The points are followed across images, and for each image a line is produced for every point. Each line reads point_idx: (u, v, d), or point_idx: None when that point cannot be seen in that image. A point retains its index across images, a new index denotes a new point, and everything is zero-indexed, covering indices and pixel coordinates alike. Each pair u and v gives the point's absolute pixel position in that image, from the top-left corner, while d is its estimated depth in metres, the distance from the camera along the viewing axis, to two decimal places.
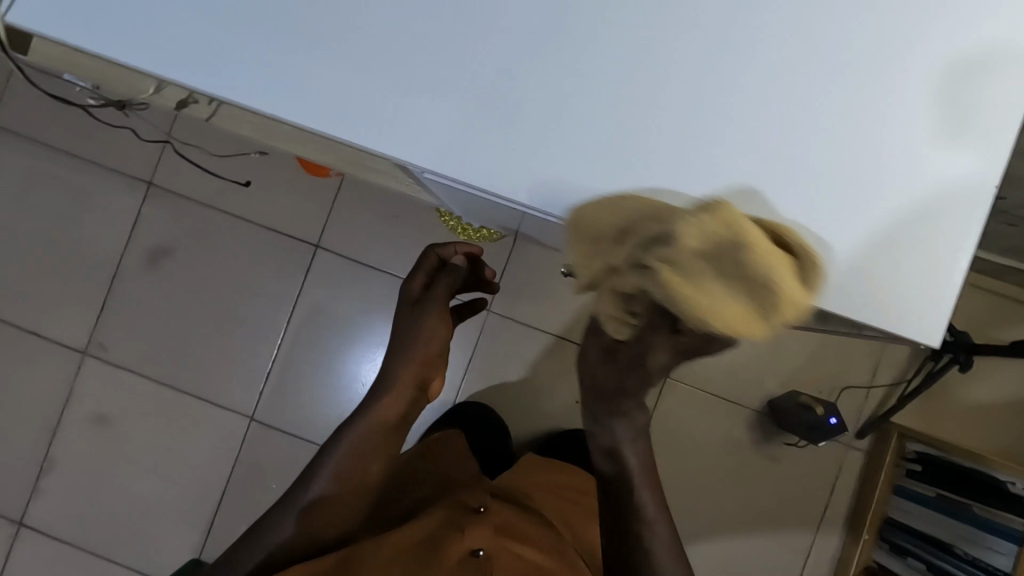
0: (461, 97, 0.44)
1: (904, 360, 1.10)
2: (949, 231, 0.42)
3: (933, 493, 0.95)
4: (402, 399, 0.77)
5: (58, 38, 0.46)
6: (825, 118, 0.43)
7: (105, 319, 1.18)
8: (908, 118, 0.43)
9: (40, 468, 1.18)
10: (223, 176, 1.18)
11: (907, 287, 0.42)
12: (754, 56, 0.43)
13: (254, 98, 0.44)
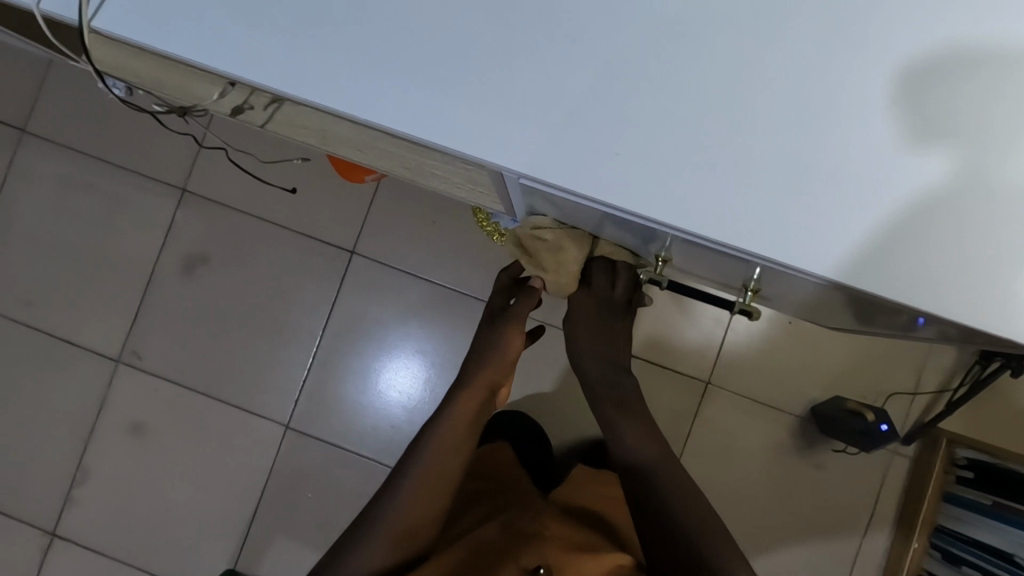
0: (499, 85, 0.40)
1: (949, 365, 1.08)
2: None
3: (990, 501, 0.93)
4: (478, 399, 0.84)
5: (130, 40, 0.44)
6: (892, 102, 0.37)
7: (139, 327, 1.17)
8: (992, 105, 0.37)
9: (72, 478, 1.17)
10: (272, 182, 1.17)
11: (996, 284, 0.37)
12: (812, 36, 0.38)
13: (330, 97, 0.41)
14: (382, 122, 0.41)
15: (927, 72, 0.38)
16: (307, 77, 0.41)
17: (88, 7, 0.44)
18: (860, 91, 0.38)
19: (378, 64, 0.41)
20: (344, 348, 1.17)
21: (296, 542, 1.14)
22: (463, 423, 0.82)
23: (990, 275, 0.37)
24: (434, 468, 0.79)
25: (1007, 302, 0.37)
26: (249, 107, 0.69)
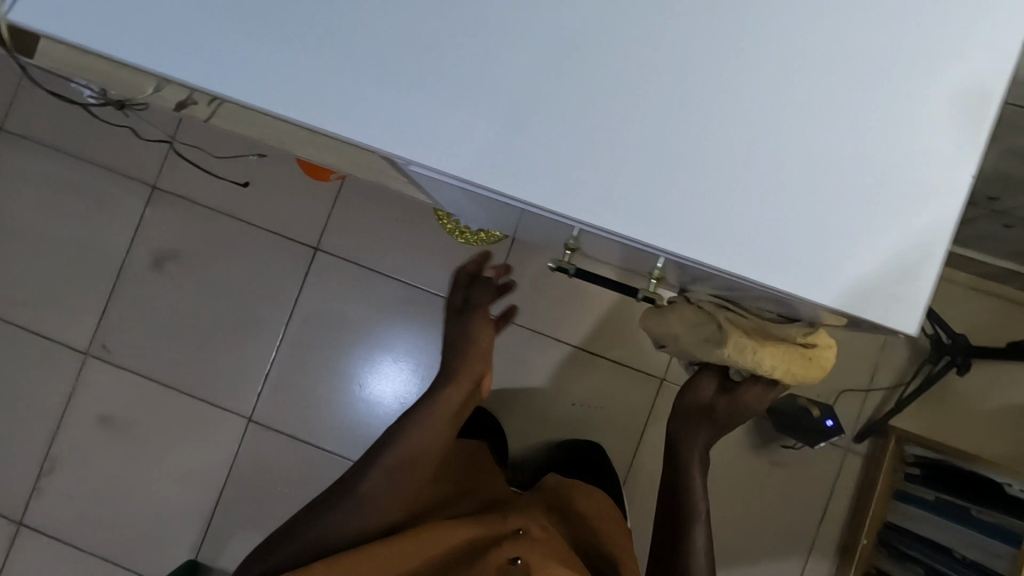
0: (404, 77, 0.40)
1: (904, 362, 1.09)
2: (929, 219, 0.39)
3: (933, 497, 0.92)
4: (463, 392, 0.84)
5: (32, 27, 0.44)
6: (802, 99, 0.40)
7: (108, 321, 1.19)
8: (875, 105, 0.40)
9: (41, 468, 1.19)
10: (223, 176, 1.19)
11: (882, 273, 0.39)
12: (731, 34, 0.40)
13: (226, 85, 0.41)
14: (278, 109, 0.40)
15: (830, 74, 0.40)
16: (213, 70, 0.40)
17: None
18: (777, 90, 0.40)
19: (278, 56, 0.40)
20: (309, 343, 1.19)
21: (257, 535, 1.16)
22: (448, 409, 0.82)
23: (887, 271, 0.39)
24: (411, 448, 0.80)
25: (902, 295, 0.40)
26: (193, 102, 0.71)
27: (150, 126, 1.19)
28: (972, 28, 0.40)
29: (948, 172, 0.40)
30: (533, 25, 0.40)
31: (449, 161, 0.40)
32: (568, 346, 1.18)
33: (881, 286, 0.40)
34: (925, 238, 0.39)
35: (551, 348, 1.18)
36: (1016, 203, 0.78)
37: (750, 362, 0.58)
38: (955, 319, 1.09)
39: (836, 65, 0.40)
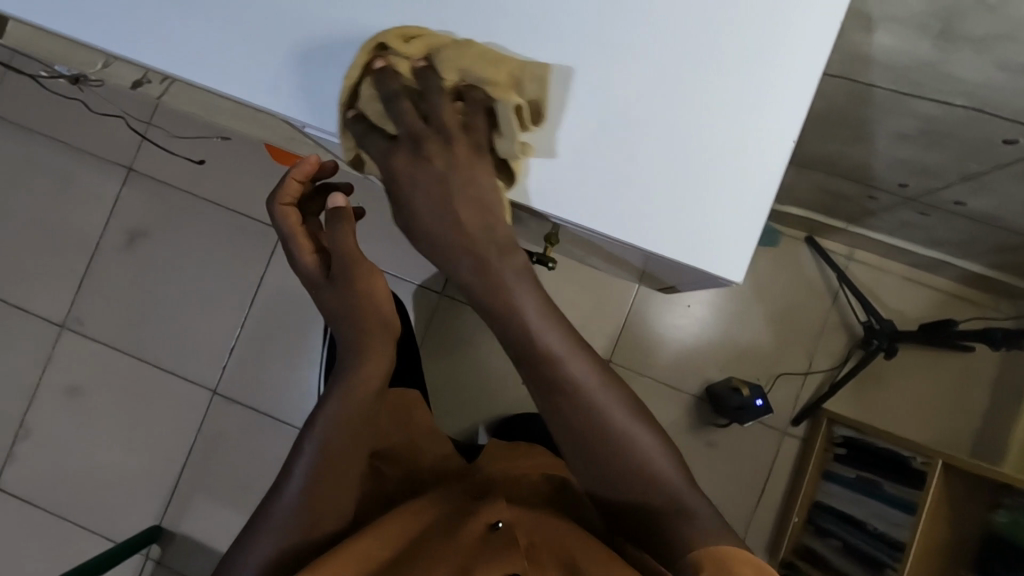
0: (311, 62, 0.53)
1: (841, 348, 1.13)
2: (723, 182, 0.50)
3: (854, 475, 0.97)
4: (382, 366, 0.67)
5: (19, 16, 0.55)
6: (644, 100, 0.51)
7: (82, 295, 1.25)
8: (679, 99, 0.50)
9: (15, 435, 1.24)
10: (178, 154, 1.25)
11: (700, 229, 0.50)
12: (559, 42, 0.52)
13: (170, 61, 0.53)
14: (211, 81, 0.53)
15: (641, 71, 0.51)
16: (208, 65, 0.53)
17: None
18: (624, 88, 0.51)
19: (257, 49, 0.53)
20: (272, 319, 1.24)
21: (218, 501, 1.21)
22: (370, 382, 0.66)
23: (701, 224, 0.50)
24: (336, 447, 0.66)
25: (714, 243, 0.50)
26: (146, 81, 0.77)
27: (102, 100, 1.24)
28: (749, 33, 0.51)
29: (736, 147, 0.50)
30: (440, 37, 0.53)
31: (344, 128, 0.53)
32: None
33: (700, 242, 0.50)
34: (726, 199, 0.50)
35: None
36: (922, 189, 0.83)
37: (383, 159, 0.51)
38: (890, 309, 1.13)
39: (641, 64, 0.51)
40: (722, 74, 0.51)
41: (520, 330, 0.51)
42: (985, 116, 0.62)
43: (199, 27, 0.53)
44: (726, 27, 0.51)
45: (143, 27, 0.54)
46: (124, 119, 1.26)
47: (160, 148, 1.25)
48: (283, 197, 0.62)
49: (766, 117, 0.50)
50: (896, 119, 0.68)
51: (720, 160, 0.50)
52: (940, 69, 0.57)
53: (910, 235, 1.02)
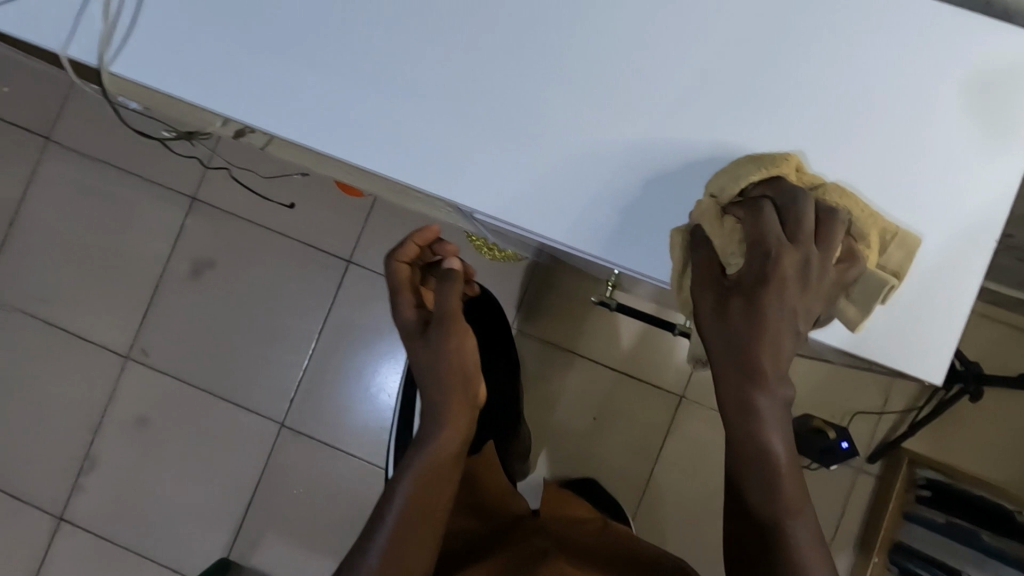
0: (449, 127, 0.55)
1: (916, 388, 1.13)
2: (951, 269, 0.50)
3: (943, 520, 0.97)
4: (464, 428, 0.63)
5: (164, 88, 0.57)
6: (867, 182, 0.51)
7: (149, 325, 1.24)
8: (902, 179, 0.51)
9: (81, 466, 1.24)
10: (270, 198, 1.24)
11: (933, 323, 0.50)
12: (764, 117, 0.52)
13: (308, 126, 0.56)
14: (347, 142, 0.55)
15: (855, 147, 0.51)
16: (368, 137, 0.55)
17: (111, 53, 0.57)
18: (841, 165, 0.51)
19: (411, 117, 0.55)
20: (337, 352, 1.23)
21: (287, 533, 1.21)
22: (452, 442, 0.62)
23: (928, 320, 0.50)
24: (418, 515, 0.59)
25: (922, 340, 0.50)
26: (251, 132, 0.76)
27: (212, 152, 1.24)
28: (965, 105, 0.51)
29: (962, 232, 0.50)
30: (595, 105, 0.53)
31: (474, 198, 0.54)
32: (589, 360, 1.19)
33: (926, 336, 0.50)
34: (953, 286, 0.50)
35: (570, 362, 1.19)
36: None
37: (728, 241, 0.47)
38: (970, 346, 1.12)
39: (854, 138, 0.51)
40: (944, 153, 0.51)
41: (742, 404, 0.46)
42: None
43: (356, 91, 0.55)
44: (940, 100, 0.51)
45: (289, 98, 0.56)
46: (228, 170, 1.24)
47: (248, 190, 1.24)
48: (401, 254, 0.62)
49: (989, 203, 0.50)
50: None
51: (949, 245, 0.50)
52: None
53: (999, 275, 1.01)
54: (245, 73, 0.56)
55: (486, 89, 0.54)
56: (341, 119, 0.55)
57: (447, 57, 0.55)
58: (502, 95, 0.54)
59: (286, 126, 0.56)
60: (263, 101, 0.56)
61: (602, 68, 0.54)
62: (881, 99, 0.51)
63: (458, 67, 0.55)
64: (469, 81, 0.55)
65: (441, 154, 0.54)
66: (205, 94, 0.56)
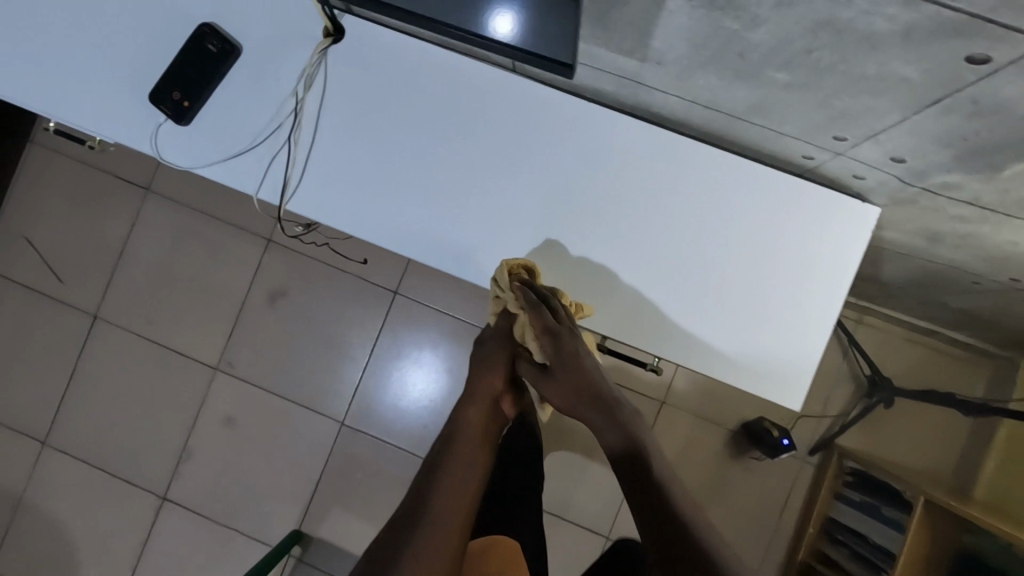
0: (499, 241, 0.78)
1: (849, 396, 1.42)
2: (811, 328, 0.75)
3: (858, 498, 1.27)
4: (484, 408, 0.82)
5: (302, 212, 0.79)
6: (764, 264, 0.75)
7: (232, 343, 1.54)
8: (786, 262, 0.75)
9: (179, 456, 1.53)
10: (346, 256, 1.52)
11: (791, 365, 0.75)
12: (705, 221, 0.76)
13: (398, 236, 0.78)
14: (426, 249, 0.78)
15: (756, 235, 0.75)
16: (442, 246, 0.78)
17: (288, 196, 0.79)
18: (750, 251, 0.75)
19: (470, 233, 0.78)
20: (386, 365, 1.53)
21: (346, 510, 1.51)
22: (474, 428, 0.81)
23: (793, 362, 0.75)
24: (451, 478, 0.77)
25: (788, 377, 0.75)
26: None
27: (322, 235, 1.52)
28: (835, 211, 0.74)
29: (823, 304, 0.74)
30: (596, 226, 0.77)
31: None
32: None
33: (786, 374, 0.75)
34: (811, 341, 0.74)
35: None
36: (917, 292, 1.12)
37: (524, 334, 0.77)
38: (891, 362, 1.41)
39: (759, 230, 0.75)
40: (814, 246, 0.74)
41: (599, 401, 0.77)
42: (960, 272, 0.89)
43: (432, 214, 0.78)
44: (815, 207, 0.74)
45: (385, 217, 0.78)
46: (329, 245, 1.52)
47: (335, 253, 1.52)
48: None
49: (843, 283, 0.74)
50: (900, 263, 0.97)
51: (813, 312, 0.74)
52: (924, 251, 0.85)
53: (908, 311, 1.30)
54: (351, 199, 0.79)
55: (524, 214, 0.77)
56: (426, 235, 0.78)
57: (506, 195, 0.77)
58: (546, 223, 0.77)
59: (394, 240, 0.78)
60: (368, 220, 0.79)
61: (603, 196, 0.77)
62: (775, 205, 0.75)
63: (504, 198, 0.78)
64: (521, 212, 0.77)
65: (494, 259, 0.78)
66: (327, 215, 0.79)
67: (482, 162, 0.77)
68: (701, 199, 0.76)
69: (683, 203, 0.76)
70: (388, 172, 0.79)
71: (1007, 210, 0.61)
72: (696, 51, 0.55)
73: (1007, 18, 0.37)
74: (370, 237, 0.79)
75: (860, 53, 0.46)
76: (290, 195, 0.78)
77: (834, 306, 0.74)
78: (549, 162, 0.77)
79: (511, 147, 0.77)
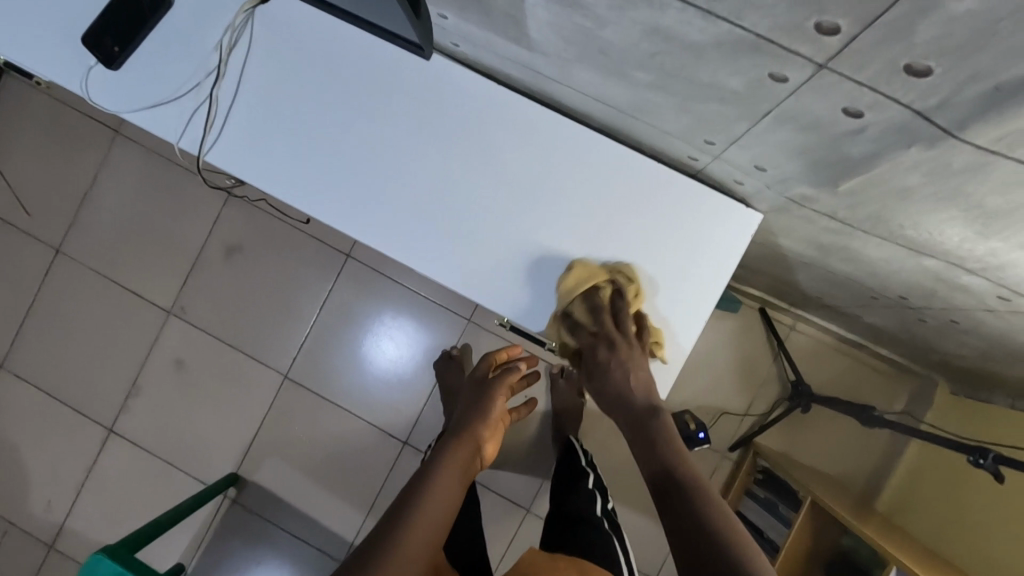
0: (399, 209, 0.80)
1: (773, 398, 1.46)
2: (683, 321, 0.78)
3: (763, 494, 1.32)
4: (473, 446, 0.82)
5: (220, 165, 0.82)
6: (646, 256, 0.77)
7: (187, 290, 1.58)
8: (666, 255, 0.77)
9: (128, 392, 1.59)
10: (291, 215, 1.56)
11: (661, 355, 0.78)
12: (595, 210, 0.78)
13: (303, 196, 0.81)
14: (328, 210, 0.81)
15: (640, 229, 0.78)
16: (344, 210, 0.81)
17: (206, 147, 0.82)
18: (632, 244, 0.78)
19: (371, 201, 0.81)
20: (334, 323, 1.57)
21: (282, 459, 1.57)
22: (454, 478, 0.77)
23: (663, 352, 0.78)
24: (421, 538, 0.68)
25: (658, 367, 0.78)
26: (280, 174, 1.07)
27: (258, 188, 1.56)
28: (716, 211, 0.77)
29: (697, 299, 0.77)
30: (492, 202, 0.79)
31: (405, 256, 0.80)
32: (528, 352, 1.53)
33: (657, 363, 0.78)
34: (682, 334, 0.78)
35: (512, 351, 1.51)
36: (832, 302, 1.15)
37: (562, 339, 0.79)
38: (816, 369, 1.45)
39: (645, 223, 0.78)
40: (694, 245, 0.77)
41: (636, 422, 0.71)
42: (856, 285, 0.93)
43: (338, 180, 0.81)
44: (697, 205, 0.77)
45: (291, 177, 0.81)
46: (266, 201, 1.56)
47: (271, 209, 1.56)
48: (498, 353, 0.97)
49: (717, 280, 0.77)
50: (807, 272, 1.00)
51: (686, 309, 0.77)
52: (820, 261, 0.89)
53: (833, 321, 1.34)
54: (263, 156, 0.82)
55: (426, 186, 0.80)
56: (330, 197, 0.81)
57: (411, 164, 0.80)
58: (451, 196, 0.80)
59: (302, 199, 0.81)
60: (277, 178, 0.81)
61: (501, 176, 0.79)
62: (663, 200, 0.77)
63: (407, 170, 0.80)
64: (422, 184, 0.80)
65: (392, 226, 0.80)
66: (239, 169, 0.82)
67: (392, 132, 0.80)
68: (590, 189, 0.78)
69: (574, 190, 0.78)
70: (301, 133, 0.81)
71: (860, 224, 0.64)
72: (565, 46, 0.58)
73: (784, 40, 0.40)
74: (276, 194, 0.81)
75: (688, 62, 0.49)
76: (208, 147, 0.82)
77: (708, 303, 0.78)
78: (452, 137, 0.80)
79: (422, 120, 0.80)
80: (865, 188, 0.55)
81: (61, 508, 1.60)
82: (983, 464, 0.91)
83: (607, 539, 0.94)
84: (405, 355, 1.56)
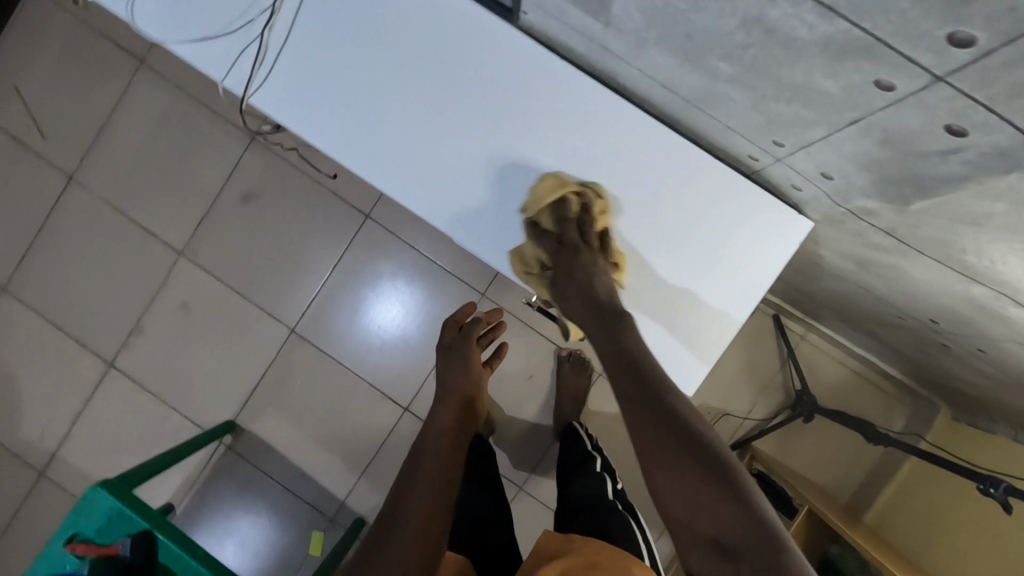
0: (441, 174, 0.79)
1: (775, 405, 1.47)
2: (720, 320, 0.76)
3: None
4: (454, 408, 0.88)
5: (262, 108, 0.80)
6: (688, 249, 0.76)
7: (200, 233, 1.56)
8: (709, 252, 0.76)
9: (131, 329, 1.58)
10: (317, 168, 1.54)
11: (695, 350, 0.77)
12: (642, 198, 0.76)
13: (344, 150, 0.79)
14: (369, 168, 0.79)
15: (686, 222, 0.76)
16: (386, 169, 0.79)
17: (251, 89, 0.79)
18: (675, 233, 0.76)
19: (413, 163, 0.79)
20: (345, 282, 1.56)
21: (280, 412, 1.57)
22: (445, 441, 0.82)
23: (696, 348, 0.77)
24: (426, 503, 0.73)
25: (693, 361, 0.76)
26: None
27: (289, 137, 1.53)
28: (765, 214, 0.75)
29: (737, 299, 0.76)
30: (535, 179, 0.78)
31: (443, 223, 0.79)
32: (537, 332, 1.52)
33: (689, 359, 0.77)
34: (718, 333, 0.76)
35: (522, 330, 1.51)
36: (853, 317, 1.15)
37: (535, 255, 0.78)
38: (822, 380, 1.46)
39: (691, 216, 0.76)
40: (738, 244, 0.76)
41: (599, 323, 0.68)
42: (883, 303, 0.93)
43: (381, 137, 0.79)
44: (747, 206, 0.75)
45: (334, 129, 0.79)
46: (298, 151, 1.54)
47: (298, 160, 1.54)
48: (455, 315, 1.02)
49: (758, 283, 0.76)
50: (835, 285, 1.00)
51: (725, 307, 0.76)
52: (854, 276, 0.88)
53: (847, 335, 1.35)
54: (306, 104, 0.79)
55: (470, 155, 0.78)
56: (372, 154, 0.79)
57: (458, 129, 0.78)
58: (485, 159, 0.78)
59: (343, 153, 0.79)
60: (319, 128, 0.79)
61: (549, 153, 0.77)
62: (713, 196, 0.75)
63: (453, 136, 0.78)
64: (467, 151, 0.78)
65: (432, 192, 0.79)
66: (282, 115, 0.79)
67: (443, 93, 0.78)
68: (639, 176, 0.76)
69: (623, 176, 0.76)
70: (348, 85, 0.79)
71: (915, 243, 0.63)
72: (648, 25, 0.56)
73: (904, 46, 0.38)
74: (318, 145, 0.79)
75: (784, 58, 0.47)
76: (251, 89, 0.79)
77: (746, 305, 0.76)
78: (504, 107, 0.77)
79: (468, 77, 0.77)
80: (936, 209, 0.54)
81: (54, 436, 1.59)
82: (993, 493, 0.93)
83: (622, 519, 0.94)
84: (414, 321, 1.55)
